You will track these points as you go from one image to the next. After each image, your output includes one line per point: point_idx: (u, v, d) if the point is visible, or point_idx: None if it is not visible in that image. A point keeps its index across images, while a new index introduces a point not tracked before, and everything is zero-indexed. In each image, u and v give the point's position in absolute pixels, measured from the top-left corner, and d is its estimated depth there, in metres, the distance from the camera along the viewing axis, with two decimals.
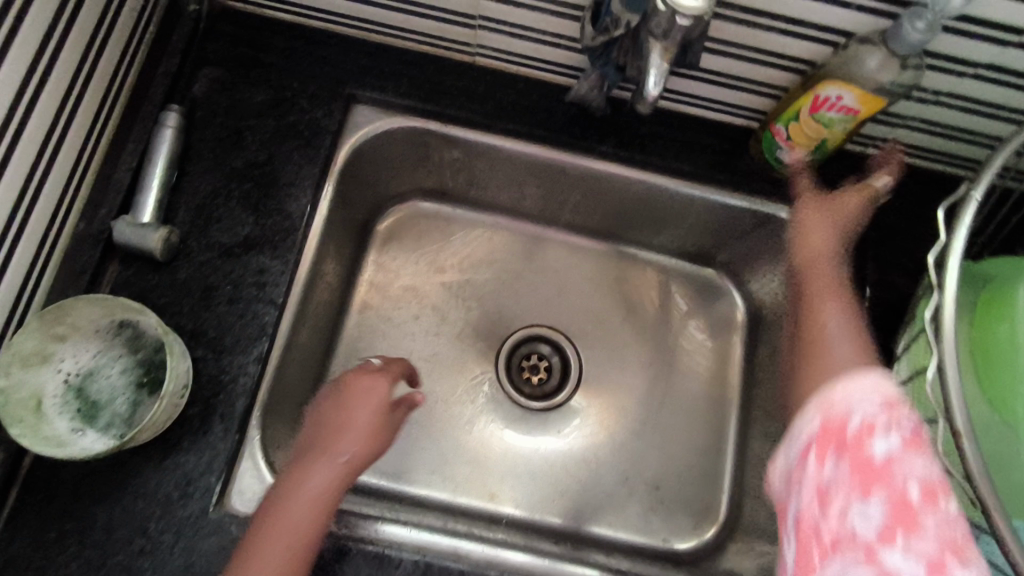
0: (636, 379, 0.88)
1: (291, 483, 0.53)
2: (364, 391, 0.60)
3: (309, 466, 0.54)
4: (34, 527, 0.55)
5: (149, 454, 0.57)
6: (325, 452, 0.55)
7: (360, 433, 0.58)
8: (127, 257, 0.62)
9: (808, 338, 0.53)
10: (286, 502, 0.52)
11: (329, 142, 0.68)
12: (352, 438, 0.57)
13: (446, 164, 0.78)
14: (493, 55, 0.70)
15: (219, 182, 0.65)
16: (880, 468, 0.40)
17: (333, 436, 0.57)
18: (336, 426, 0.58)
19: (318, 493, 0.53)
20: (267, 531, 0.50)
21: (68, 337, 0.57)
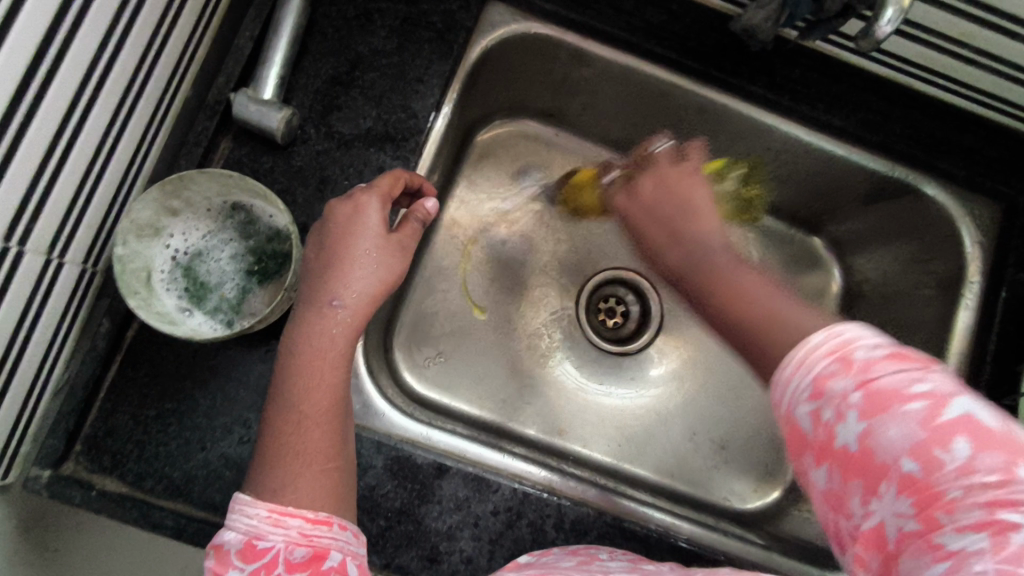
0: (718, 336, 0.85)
1: (297, 340, 0.48)
2: (349, 221, 0.52)
3: (308, 317, 0.49)
4: (135, 401, 0.53)
5: (253, 344, 0.55)
6: (318, 303, 0.49)
7: (359, 265, 0.50)
8: (242, 136, 0.57)
9: (768, 350, 0.49)
10: (296, 357, 0.47)
11: (463, 38, 0.62)
12: (352, 279, 0.50)
13: (569, 82, 0.73)
14: None
15: (342, 66, 0.60)
16: (948, 424, 0.31)
17: (327, 279, 0.50)
18: (329, 266, 0.50)
19: (327, 344, 0.48)
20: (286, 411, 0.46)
21: (181, 212, 0.53)
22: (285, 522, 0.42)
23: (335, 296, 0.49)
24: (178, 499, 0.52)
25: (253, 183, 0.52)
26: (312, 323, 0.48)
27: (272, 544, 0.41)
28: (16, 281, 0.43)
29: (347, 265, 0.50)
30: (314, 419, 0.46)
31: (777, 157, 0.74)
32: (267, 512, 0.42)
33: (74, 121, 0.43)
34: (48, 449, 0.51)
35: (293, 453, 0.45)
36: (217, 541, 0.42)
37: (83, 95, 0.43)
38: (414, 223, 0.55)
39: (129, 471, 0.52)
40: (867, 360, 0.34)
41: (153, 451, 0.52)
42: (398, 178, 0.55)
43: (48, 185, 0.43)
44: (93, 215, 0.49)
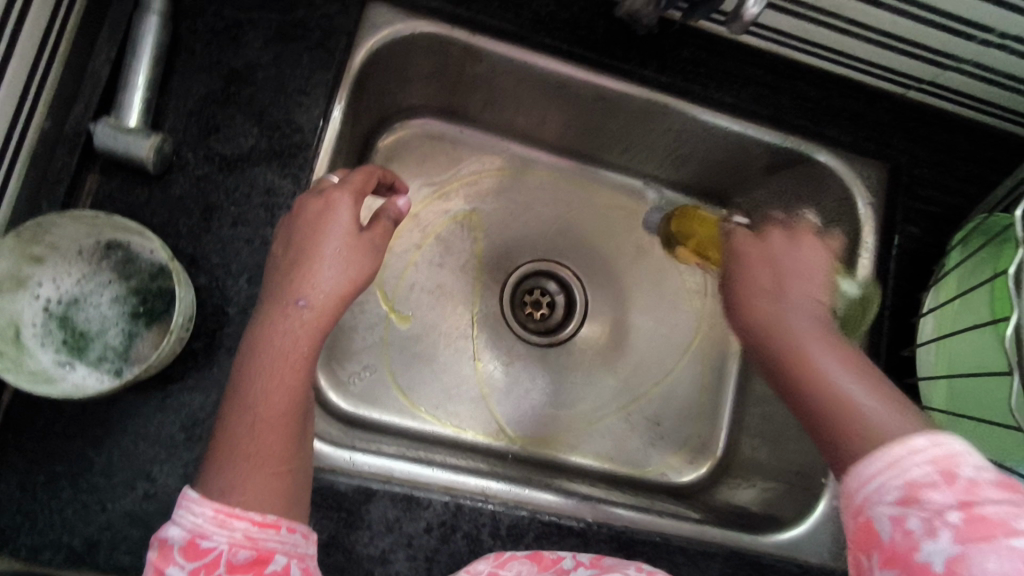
0: (642, 317, 0.86)
1: (256, 334, 0.47)
2: (320, 215, 0.51)
3: (274, 308, 0.47)
4: (22, 470, 0.49)
5: (149, 391, 0.51)
6: (281, 302, 0.48)
7: (326, 265, 0.49)
8: (110, 168, 0.53)
9: (829, 405, 0.41)
10: (255, 356, 0.45)
11: (345, 43, 0.59)
12: (320, 276, 0.49)
13: (464, 78, 0.71)
14: None
15: (215, 84, 0.56)
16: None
17: (293, 274, 0.49)
18: (296, 266, 0.49)
19: (292, 341, 0.46)
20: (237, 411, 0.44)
21: (47, 258, 0.49)
22: (232, 522, 0.41)
23: (301, 295, 0.48)
24: (83, 565, 0.49)
25: (124, 220, 0.48)
26: (274, 320, 0.47)
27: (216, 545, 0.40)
28: None
29: (315, 265, 0.49)
30: (267, 420, 0.44)
31: (679, 137, 0.75)
32: (215, 511, 0.41)
33: None
34: None
35: (245, 449, 0.43)
36: (162, 534, 0.41)
37: None
38: (386, 221, 0.54)
39: (22, 545, 0.48)
40: (972, 482, 0.34)
41: (48, 519, 0.48)
42: (367, 175, 0.55)
43: None
44: None
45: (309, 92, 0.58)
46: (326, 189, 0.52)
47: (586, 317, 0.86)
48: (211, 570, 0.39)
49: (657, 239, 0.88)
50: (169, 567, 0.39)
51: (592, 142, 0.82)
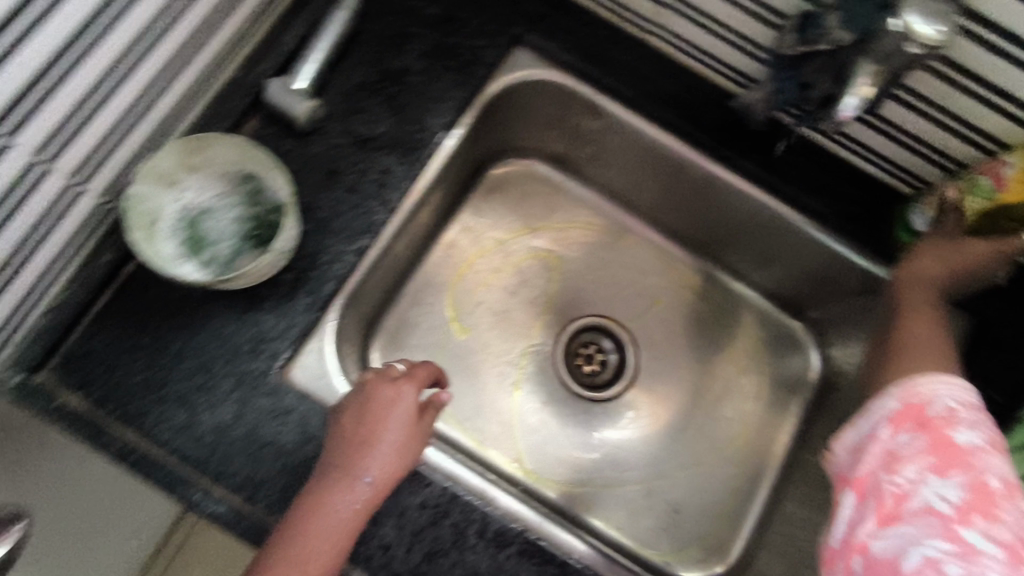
0: (686, 399, 0.86)
1: (309, 508, 0.51)
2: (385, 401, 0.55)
3: (331, 489, 0.52)
4: (116, 332, 0.57)
5: (234, 303, 0.59)
6: (345, 476, 0.52)
7: (384, 449, 0.53)
8: (269, 118, 0.63)
9: (889, 355, 0.59)
10: (308, 524, 0.50)
11: (485, 72, 0.69)
12: (378, 458, 0.53)
13: (579, 131, 0.78)
14: (673, 41, 0.69)
15: (371, 76, 0.66)
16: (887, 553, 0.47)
17: (357, 455, 0.53)
18: (359, 444, 0.53)
19: (344, 521, 0.51)
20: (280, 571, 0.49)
21: (198, 170, 0.59)
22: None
23: (364, 473, 0.53)
24: (131, 427, 0.56)
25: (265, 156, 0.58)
26: (335, 492, 0.51)
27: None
28: (37, 194, 0.48)
29: (375, 445, 0.53)
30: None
31: (766, 234, 0.77)
32: None
33: (115, 77, 0.49)
34: (27, 357, 0.55)
35: None
36: None
37: (129, 57, 0.49)
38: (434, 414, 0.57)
39: (94, 393, 0.56)
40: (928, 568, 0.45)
41: (121, 379, 0.56)
42: (431, 369, 0.59)
43: (80, 127, 0.48)
44: (120, 155, 0.55)
45: (444, 103, 0.67)
46: (394, 381, 0.56)
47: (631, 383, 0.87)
48: None
49: (722, 330, 0.89)
50: None
51: (682, 220, 0.86)
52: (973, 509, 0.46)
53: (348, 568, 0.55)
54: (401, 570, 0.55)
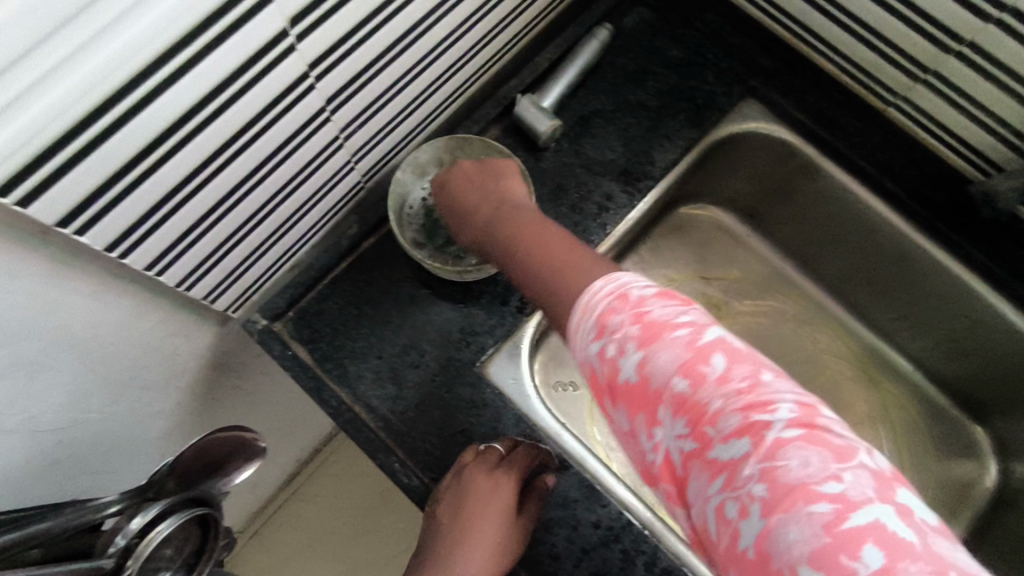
0: None
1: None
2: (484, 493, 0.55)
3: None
4: (348, 297, 0.63)
5: (452, 292, 0.63)
6: (439, 571, 0.55)
7: (480, 550, 0.54)
8: (511, 129, 0.68)
9: None
10: None
11: (715, 118, 0.70)
12: (474, 558, 0.54)
13: (784, 189, 0.79)
14: (914, 115, 0.68)
15: (608, 105, 0.70)
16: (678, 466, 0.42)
17: (450, 551, 0.55)
18: (456, 540, 0.55)
19: None
20: None
21: (447, 165, 0.64)
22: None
23: (455, 572, 0.54)
24: (344, 387, 0.60)
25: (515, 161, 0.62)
26: None
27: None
28: (327, 163, 0.56)
29: (469, 542, 0.55)
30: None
31: (969, 327, 0.73)
32: None
33: (411, 74, 0.55)
34: (272, 305, 0.61)
35: None
36: None
37: (427, 58, 0.55)
38: (536, 499, 0.57)
39: (319, 349, 0.61)
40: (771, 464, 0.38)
41: (344, 341, 0.62)
42: (530, 449, 0.58)
43: (375, 110, 0.55)
44: (389, 141, 0.61)
45: (670, 141, 0.69)
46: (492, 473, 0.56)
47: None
48: None
49: (890, 420, 0.84)
50: None
51: (871, 297, 0.82)
52: (778, 492, 0.37)
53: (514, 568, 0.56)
54: None
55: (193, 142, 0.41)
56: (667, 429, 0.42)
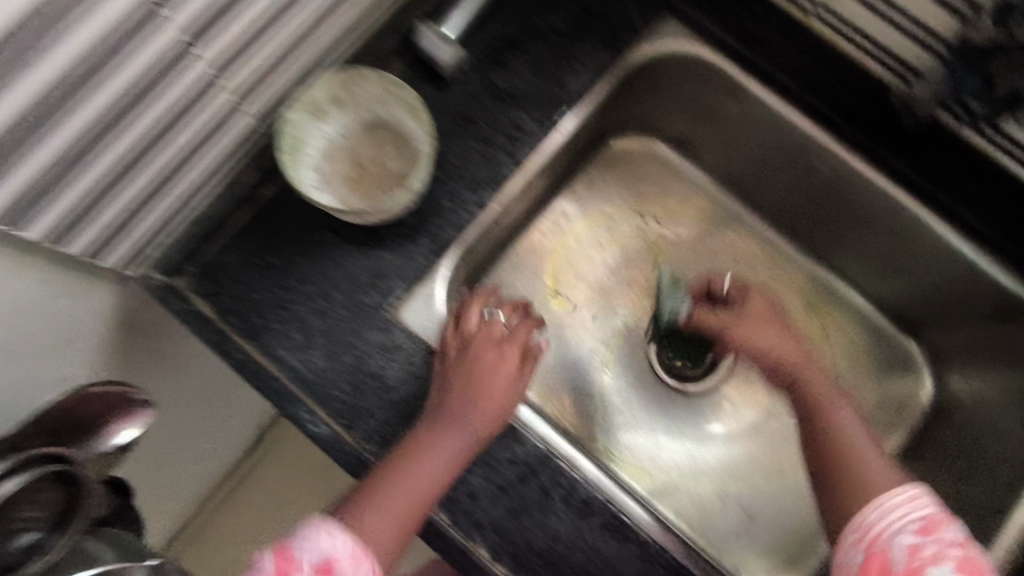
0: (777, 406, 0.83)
1: (408, 449, 0.53)
2: (489, 349, 0.60)
3: (431, 428, 0.54)
4: (250, 247, 0.60)
5: (359, 237, 0.61)
6: (455, 404, 0.55)
7: (492, 396, 0.57)
8: (414, 62, 0.64)
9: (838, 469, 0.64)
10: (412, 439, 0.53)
11: (631, 38, 0.67)
12: (490, 399, 0.57)
13: (713, 113, 0.76)
14: (841, 26, 0.64)
15: (518, 30, 0.66)
16: None
17: (463, 395, 0.56)
18: (471, 381, 0.56)
19: (443, 457, 0.53)
20: (387, 483, 0.52)
21: (345, 104, 0.60)
22: (312, 530, 0.48)
23: (469, 406, 0.55)
24: (250, 341, 0.58)
25: (414, 96, 0.59)
26: (442, 421, 0.54)
27: (294, 539, 0.47)
28: (207, 111, 0.51)
29: (484, 391, 0.57)
30: (388, 533, 0.51)
31: (899, 243, 0.72)
32: (355, 551, 0.48)
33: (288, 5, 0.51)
34: (168, 261, 0.59)
35: (383, 518, 0.51)
36: (297, 549, 0.47)
37: None
38: (532, 358, 0.63)
39: (222, 303, 0.59)
40: None
41: (248, 293, 0.59)
42: (529, 309, 0.67)
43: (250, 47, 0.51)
44: (280, 82, 0.56)
45: (583, 66, 0.66)
46: (506, 331, 0.62)
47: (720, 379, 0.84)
48: None
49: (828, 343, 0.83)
50: None
51: (807, 220, 0.81)
52: None
53: (432, 510, 0.55)
54: (483, 521, 0.55)
55: (40, 96, 0.36)
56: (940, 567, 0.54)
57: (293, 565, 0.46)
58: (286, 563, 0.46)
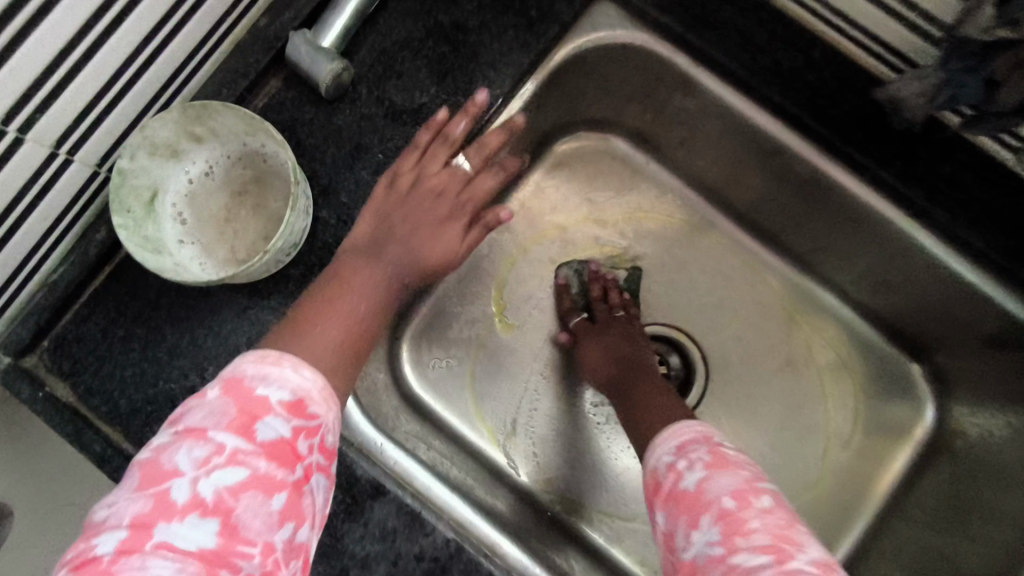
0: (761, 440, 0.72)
1: (358, 266, 0.50)
2: (445, 201, 0.55)
3: (377, 248, 0.51)
4: (110, 315, 0.52)
5: (235, 296, 0.52)
6: (391, 238, 0.52)
7: (433, 233, 0.55)
8: (292, 78, 0.54)
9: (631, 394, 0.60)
10: (348, 266, 0.49)
11: (555, 31, 0.55)
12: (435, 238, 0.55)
13: (668, 109, 0.64)
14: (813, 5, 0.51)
15: (415, 31, 0.54)
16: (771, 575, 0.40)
17: (404, 224, 0.54)
18: (410, 220, 0.54)
19: (373, 292, 0.50)
20: (328, 298, 0.48)
21: (205, 139, 0.51)
22: (272, 364, 0.41)
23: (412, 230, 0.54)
24: (116, 428, 0.50)
25: (274, 130, 0.48)
26: (384, 237, 0.52)
27: (251, 372, 0.40)
28: (9, 170, 0.42)
29: (422, 227, 0.54)
30: (341, 348, 0.46)
31: (889, 257, 0.61)
32: (325, 386, 0.42)
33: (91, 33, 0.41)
34: (14, 339, 0.50)
35: (329, 326, 0.46)
36: (249, 381, 0.40)
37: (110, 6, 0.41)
38: (483, 227, 0.57)
39: (82, 383, 0.51)
40: None
41: (111, 370, 0.51)
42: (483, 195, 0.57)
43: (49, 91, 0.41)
44: (114, 120, 0.48)
45: (496, 70, 0.54)
46: (489, 141, 0.54)
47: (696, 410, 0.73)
48: (310, 435, 0.40)
49: (815, 361, 0.73)
50: (262, 413, 0.39)
51: (786, 227, 0.69)
52: None
53: None
54: None
55: None
56: (702, 534, 0.42)
57: (257, 398, 0.39)
58: (248, 395, 0.39)
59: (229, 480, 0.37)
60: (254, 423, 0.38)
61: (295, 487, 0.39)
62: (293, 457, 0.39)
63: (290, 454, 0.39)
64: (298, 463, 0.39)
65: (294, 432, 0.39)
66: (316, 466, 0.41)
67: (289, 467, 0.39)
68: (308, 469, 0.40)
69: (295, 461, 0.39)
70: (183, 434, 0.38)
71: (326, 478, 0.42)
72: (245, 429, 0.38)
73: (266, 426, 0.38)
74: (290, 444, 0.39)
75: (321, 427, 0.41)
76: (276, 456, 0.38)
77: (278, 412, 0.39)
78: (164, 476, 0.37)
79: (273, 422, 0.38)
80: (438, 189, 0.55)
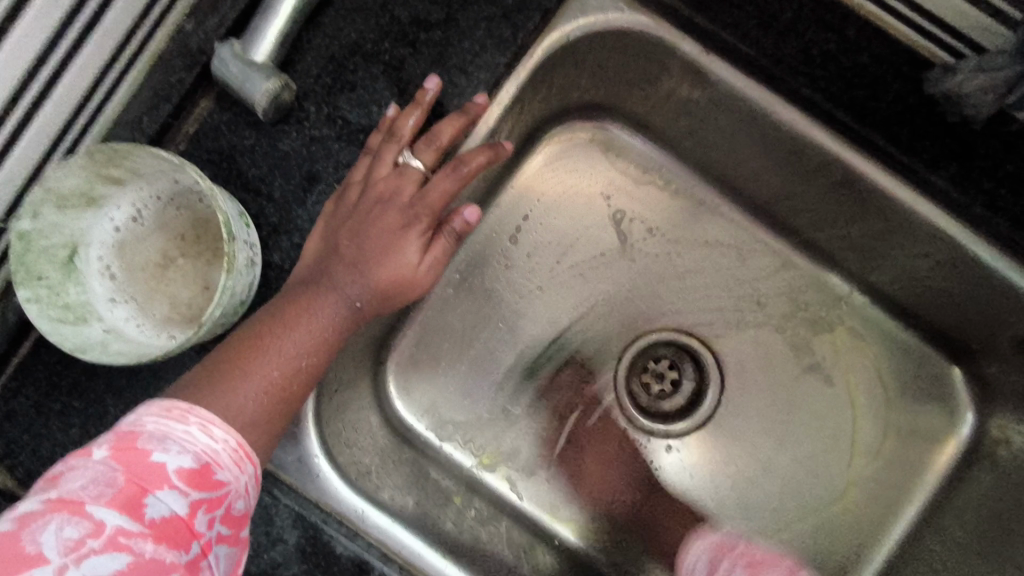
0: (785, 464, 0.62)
1: (297, 301, 0.41)
2: (398, 209, 0.44)
3: (325, 273, 0.43)
4: (41, 387, 0.45)
5: (182, 360, 0.45)
6: (343, 261, 0.43)
7: (390, 243, 0.44)
8: (226, 97, 0.45)
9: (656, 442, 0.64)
10: (292, 295, 0.42)
11: (535, 21, 0.46)
12: (398, 246, 0.44)
13: (671, 97, 0.54)
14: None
15: (365, 29, 0.45)
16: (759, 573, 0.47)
17: (354, 239, 0.44)
18: (364, 228, 0.44)
19: (321, 328, 0.41)
20: (269, 329, 0.40)
21: (126, 181, 0.43)
22: (177, 421, 0.35)
23: (365, 243, 0.44)
24: None
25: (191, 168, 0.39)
26: (333, 257, 0.43)
27: (150, 428, 0.34)
28: None
29: (375, 233, 0.44)
30: (260, 401, 0.39)
31: (931, 265, 0.53)
32: (236, 446, 0.36)
33: None
34: None
35: (266, 366, 0.39)
36: (143, 441, 0.33)
37: None
38: (449, 238, 0.45)
39: (18, 465, 0.45)
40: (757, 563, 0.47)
41: (50, 451, 0.45)
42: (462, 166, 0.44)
43: None
44: (13, 170, 0.39)
45: (467, 75, 0.46)
46: (439, 134, 0.44)
47: (708, 434, 0.63)
48: (213, 509, 0.34)
49: (842, 365, 0.63)
50: (153, 485, 0.32)
51: (810, 224, 0.60)
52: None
53: None
54: None
55: None
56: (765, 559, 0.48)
57: (149, 464, 0.32)
58: (140, 458, 0.32)
59: (104, 569, 0.31)
60: (142, 498, 0.32)
61: (189, 569, 0.33)
62: (187, 535, 0.33)
63: (185, 532, 0.33)
64: (194, 540, 0.33)
65: (192, 505, 0.33)
66: (218, 539, 0.35)
67: (181, 547, 0.33)
68: (207, 544, 0.34)
69: (190, 539, 0.33)
70: (57, 504, 0.31)
71: (231, 547, 0.36)
72: (131, 505, 0.32)
73: (157, 501, 0.32)
74: (186, 520, 0.33)
75: (228, 495, 0.34)
76: (168, 535, 0.32)
77: (176, 482, 0.32)
78: (24, 560, 0.30)
79: (166, 498, 0.32)
80: (390, 197, 0.44)
